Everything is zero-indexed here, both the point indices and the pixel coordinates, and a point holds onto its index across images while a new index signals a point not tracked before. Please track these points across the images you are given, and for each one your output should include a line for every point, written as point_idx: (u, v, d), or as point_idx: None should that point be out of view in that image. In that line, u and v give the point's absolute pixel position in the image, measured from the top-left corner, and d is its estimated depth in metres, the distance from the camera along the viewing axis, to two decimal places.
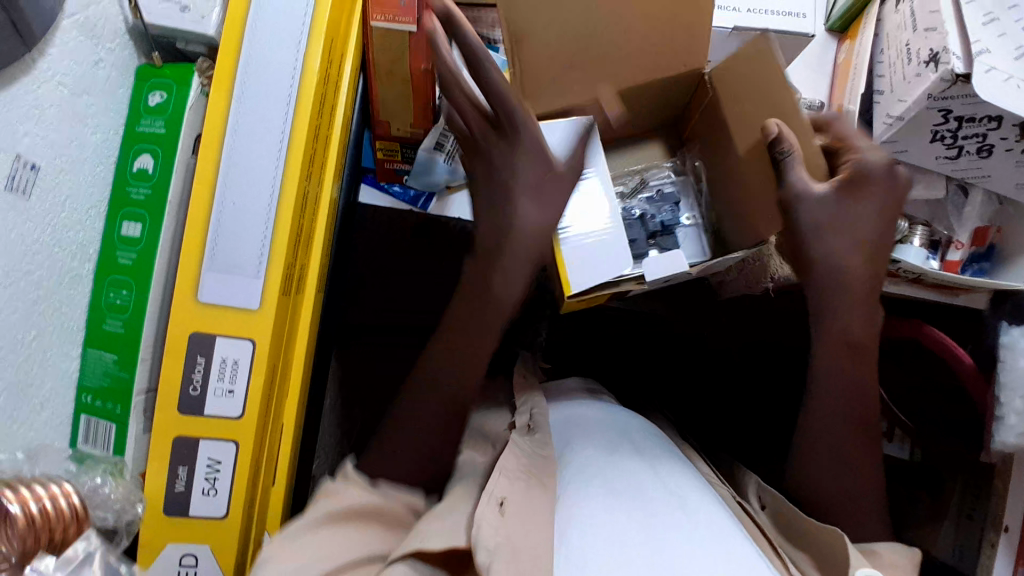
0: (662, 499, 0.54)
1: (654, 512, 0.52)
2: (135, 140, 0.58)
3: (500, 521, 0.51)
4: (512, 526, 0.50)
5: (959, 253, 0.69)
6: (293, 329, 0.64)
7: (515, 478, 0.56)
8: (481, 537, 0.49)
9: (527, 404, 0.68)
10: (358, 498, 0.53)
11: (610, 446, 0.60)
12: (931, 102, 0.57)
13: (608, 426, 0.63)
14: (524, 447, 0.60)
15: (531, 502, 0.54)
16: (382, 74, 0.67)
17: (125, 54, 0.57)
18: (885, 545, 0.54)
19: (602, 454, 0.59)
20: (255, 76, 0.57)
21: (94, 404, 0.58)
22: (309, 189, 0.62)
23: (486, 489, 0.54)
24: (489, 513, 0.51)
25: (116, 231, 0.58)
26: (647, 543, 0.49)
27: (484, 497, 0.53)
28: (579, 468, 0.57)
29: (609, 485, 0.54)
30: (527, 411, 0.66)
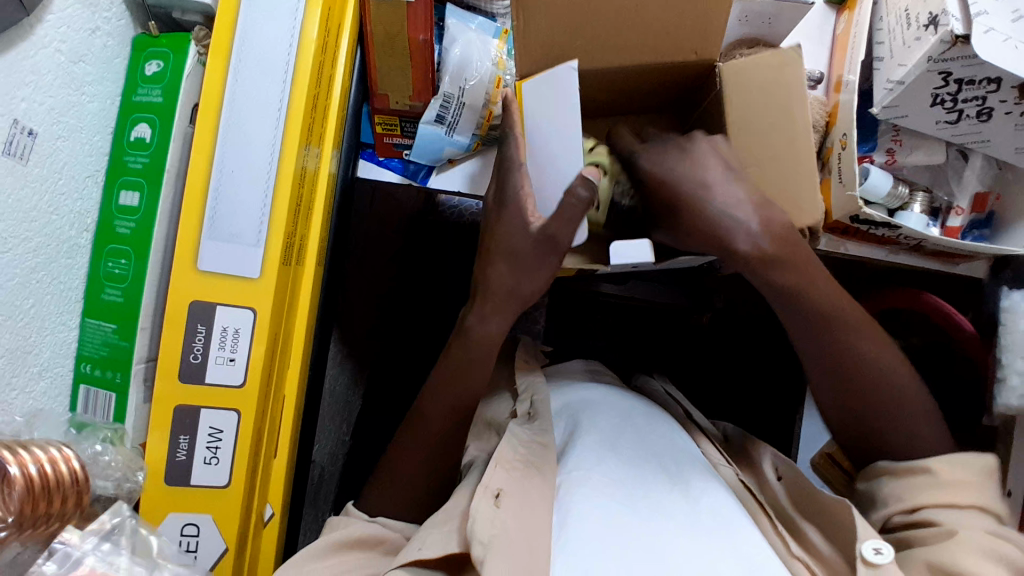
0: (663, 485, 0.54)
1: (657, 501, 0.52)
2: (132, 109, 0.58)
3: (496, 515, 0.51)
4: (508, 518, 0.50)
5: (960, 219, 0.68)
6: (293, 304, 0.64)
7: (512, 467, 0.56)
8: (476, 531, 0.49)
9: (528, 389, 0.69)
10: (355, 530, 0.58)
11: (615, 432, 0.60)
12: (931, 65, 0.57)
13: (613, 411, 0.64)
14: (521, 435, 0.61)
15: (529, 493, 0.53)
16: (381, 45, 0.67)
17: (121, 24, 0.57)
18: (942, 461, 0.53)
19: (604, 432, 0.59)
20: (253, 45, 0.56)
21: (94, 373, 0.58)
22: (308, 160, 0.62)
23: (483, 482, 0.54)
24: (484, 509, 0.51)
25: (113, 201, 0.58)
26: (643, 519, 0.50)
27: (480, 491, 0.52)
28: (583, 455, 0.57)
29: (611, 478, 0.54)
30: (529, 399, 0.67)
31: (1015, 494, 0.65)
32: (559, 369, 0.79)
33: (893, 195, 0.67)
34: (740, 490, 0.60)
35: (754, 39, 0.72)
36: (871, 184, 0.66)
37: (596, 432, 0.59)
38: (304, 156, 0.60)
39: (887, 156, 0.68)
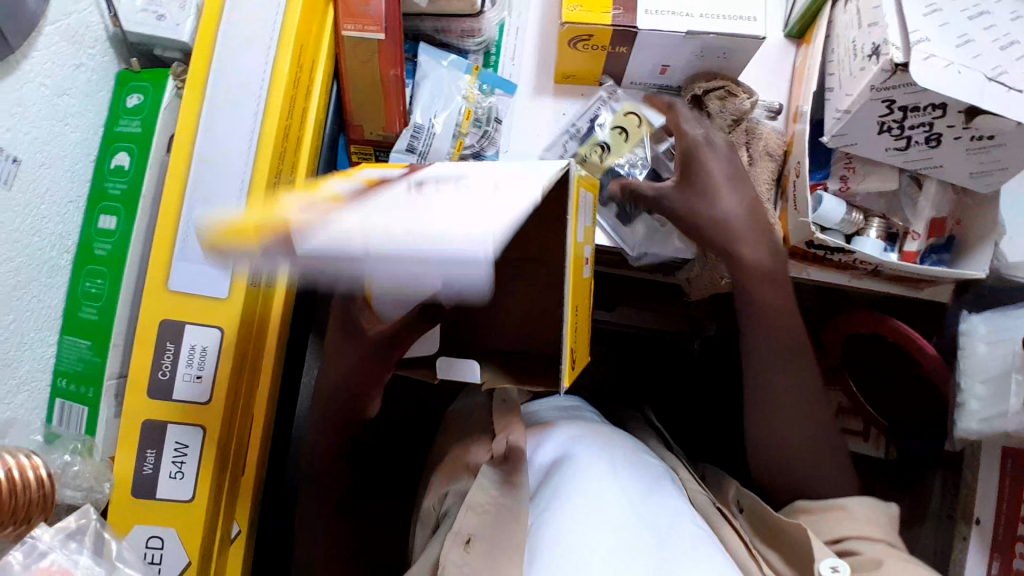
0: (631, 522, 0.52)
1: (623, 539, 0.50)
2: (114, 139, 0.62)
3: (464, 560, 0.53)
4: (478, 564, 0.52)
5: (916, 244, 0.70)
6: (263, 325, 0.67)
7: (483, 512, 0.56)
8: None
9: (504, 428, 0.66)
10: None
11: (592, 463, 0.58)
12: (874, 93, 0.59)
13: (592, 442, 0.62)
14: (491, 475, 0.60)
15: (497, 534, 0.54)
16: (355, 80, 0.71)
17: (105, 60, 0.61)
18: (858, 500, 0.58)
19: (580, 456, 0.59)
20: (225, 80, 0.60)
21: (68, 388, 0.60)
22: (280, 188, 0.65)
23: (453, 529, 0.55)
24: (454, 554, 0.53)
25: (93, 224, 0.61)
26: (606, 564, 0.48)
27: (449, 537, 0.54)
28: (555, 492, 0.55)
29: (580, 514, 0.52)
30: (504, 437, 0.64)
31: (983, 522, 0.67)
32: (533, 412, 0.79)
33: (848, 220, 0.69)
34: (726, 538, 0.57)
35: (712, 72, 0.75)
36: (823, 211, 0.68)
37: (579, 457, 0.58)
38: (275, 184, 0.63)
39: (841, 183, 0.70)
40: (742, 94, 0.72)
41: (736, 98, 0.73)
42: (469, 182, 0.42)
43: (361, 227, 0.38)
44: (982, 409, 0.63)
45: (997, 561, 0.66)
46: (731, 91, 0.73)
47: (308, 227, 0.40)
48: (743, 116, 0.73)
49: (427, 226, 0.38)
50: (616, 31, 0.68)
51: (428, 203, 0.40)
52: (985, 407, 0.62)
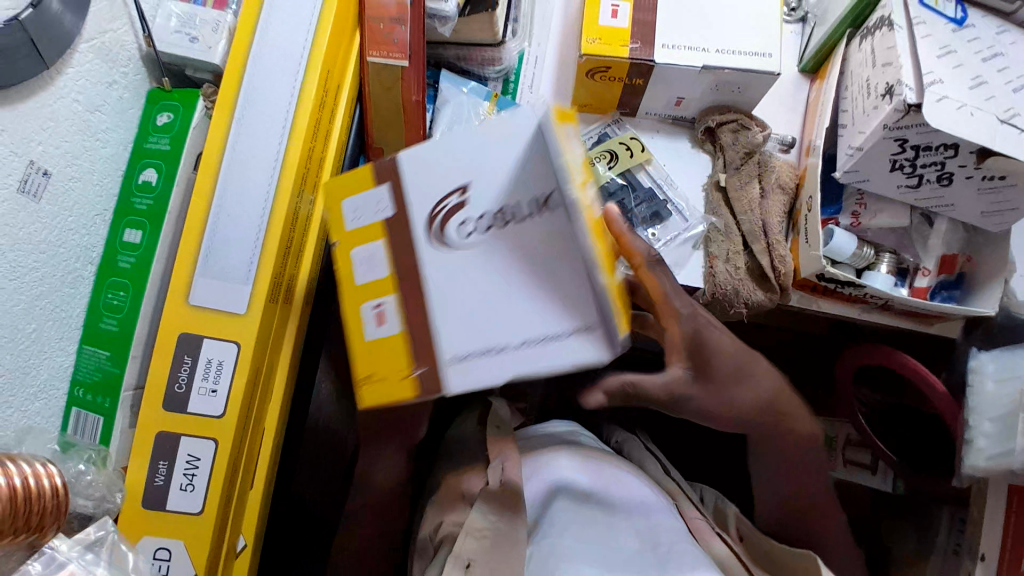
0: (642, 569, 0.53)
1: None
2: (142, 155, 0.63)
3: None
4: None
5: (926, 280, 0.71)
6: (279, 341, 0.68)
7: (482, 536, 0.56)
8: None
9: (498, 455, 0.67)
10: None
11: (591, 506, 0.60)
12: (887, 132, 0.61)
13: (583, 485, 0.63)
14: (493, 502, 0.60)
15: (496, 562, 0.54)
16: (377, 102, 0.72)
17: (138, 79, 0.63)
18: None
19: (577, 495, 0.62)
20: (253, 101, 0.62)
21: (85, 397, 0.61)
22: (301, 206, 0.66)
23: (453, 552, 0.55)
24: None
25: (118, 237, 0.63)
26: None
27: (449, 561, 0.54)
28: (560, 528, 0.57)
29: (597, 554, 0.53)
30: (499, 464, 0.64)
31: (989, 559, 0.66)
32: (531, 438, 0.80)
33: (859, 255, 0.70)
34: (728, 561, 0.59)
35: (726, 104, 0.76)
36: (835, 246, 0.69)
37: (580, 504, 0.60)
38: (297, 200, 0.65)
39: (852, 219, 0.71)
40: (755, 128, 0.75)
41: (750, 131, 0.75)
42: (483, 189, 0.43)
43: (490, 338, 0.42)
44: (989, 446, 0.62)
45: None
46: (744, 124, 0.75)
47: (421, 352, 0.43)
48: (756, 149, 0.75)
49: (518, 300, 0.42)
50: (633, 64, 0.70)
51: (489, 267, 0.43)
52: (991, 444, 0.62)
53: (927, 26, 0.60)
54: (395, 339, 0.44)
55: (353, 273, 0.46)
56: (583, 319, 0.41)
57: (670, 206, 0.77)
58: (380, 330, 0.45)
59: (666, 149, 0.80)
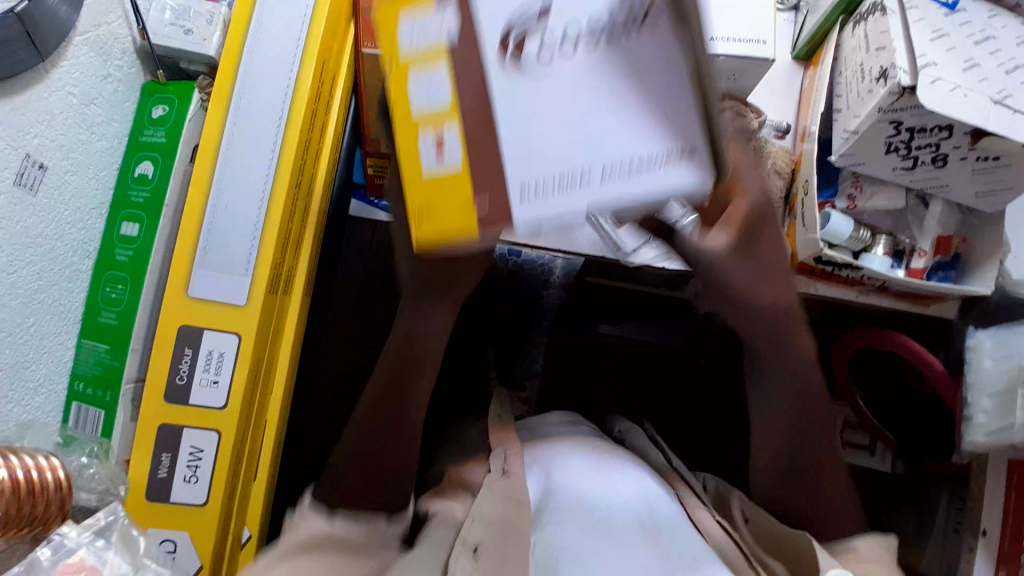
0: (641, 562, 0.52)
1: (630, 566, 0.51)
2: (138, 148, 0.63)
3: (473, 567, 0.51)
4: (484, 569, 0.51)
5: (923, 261, 0.71)
6: (278, 335, 0.68)
7: (490, 524, 0.55)
8: None
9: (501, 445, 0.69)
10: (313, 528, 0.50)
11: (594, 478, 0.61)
12: (882, 115, 0.61)
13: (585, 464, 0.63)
14: (495, 489, 0.60)
15: (506, 547, 0.53)
16: (371, 94, 0.72)
17: (132, 72, 0.63)
18: (865, 541, 0.56)
19: (581, 474, 0.61)
20: (249, 94, 0.62)
21: (85, 392, 0.61)
22: (298, 199, 0.66)
23: (461, 535, 0.54)
24: (462, 564, 0.51)
25: (116, 230, 0.62)
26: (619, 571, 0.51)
27: (458, 545, 0.53)
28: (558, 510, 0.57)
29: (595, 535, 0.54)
30: (502, 452, 0.67)
31: (990, 535, 0.67)
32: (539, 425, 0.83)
33: (856, 237, 0.70)
34: (719, 539, 0.59)
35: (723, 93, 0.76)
36: (832, 229, 0.68)
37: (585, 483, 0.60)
38: (295, 191, 0.65)
39: (848, 202, 0.71)
40: (751, 113, 0.74)
41: (747, 117, 0.74)
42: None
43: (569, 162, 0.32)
44: (989, 422, 0.63)
45: None
46: (741, 110, 0.75)
47: (486, 178, 0.32)
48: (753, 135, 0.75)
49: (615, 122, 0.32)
50: None
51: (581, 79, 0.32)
52: (991, 420, 0.63)
53: (920, 10, 0.60)
54: (452, 174, 0.33)
55: (407, 98, 0.34)
56: (684, 137, 0.31)
57: None
58: (438, 162, 0.33)
59: None
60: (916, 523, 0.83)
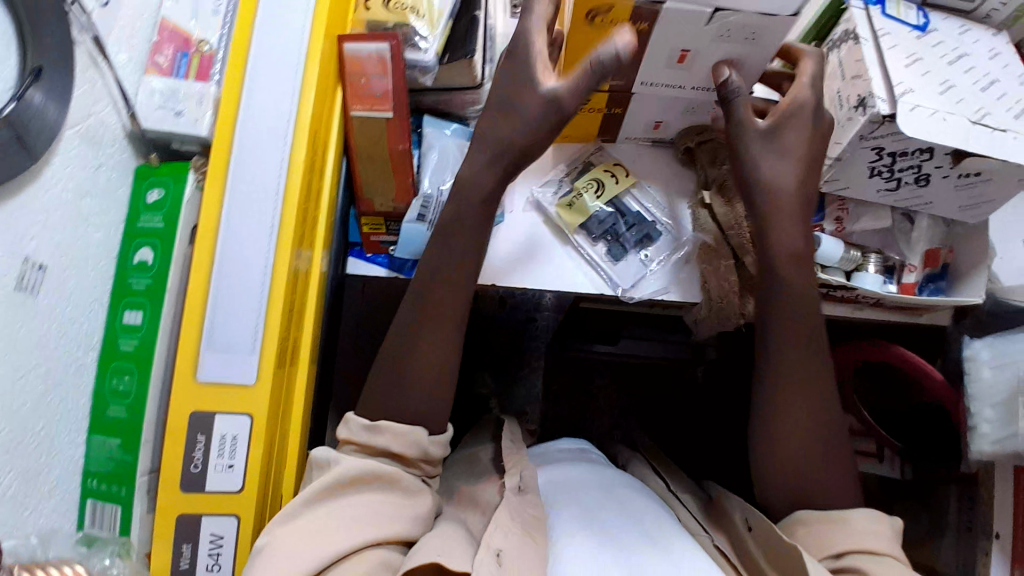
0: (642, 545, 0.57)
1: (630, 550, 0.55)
2: (135, 235, 0.62)
3: (499, 572, 0.53)
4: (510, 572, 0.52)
5: (913, 275, 0.73)
6: (289, 409, 0.67)
7: (512, 531, 0.57)
8: None
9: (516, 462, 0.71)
10: (352, 466, 0.57)
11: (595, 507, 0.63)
12: (863, 142, 0.63)
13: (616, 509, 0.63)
14: (514, 502, 0.63)
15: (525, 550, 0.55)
16: (362, 155, 0.73)
17: (123, 157, 0.62)
18: (860, 513, 0.58)
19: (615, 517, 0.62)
20: (245, 170, 0.61)
21: (99, 488, 0.59)
22: (300, 268, 0.66)
23: (485, 541, 0.56)
24: (487, 564, 0.53)
25: (118, 320, 0.61)
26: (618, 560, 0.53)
27: (482, 547, 0.55)
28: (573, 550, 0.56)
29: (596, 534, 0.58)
30: (518, 470, 0.69)
31: (1003, 537, 0.69)
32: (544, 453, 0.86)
33: (846, 258, 0.71)
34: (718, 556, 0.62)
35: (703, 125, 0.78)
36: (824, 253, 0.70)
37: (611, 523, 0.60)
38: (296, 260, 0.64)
39: (836, 224, 0.73)
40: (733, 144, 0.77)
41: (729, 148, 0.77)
42: None
43: None
44: (993, 431, 0.65)
45: (1019, 574, 0.67)
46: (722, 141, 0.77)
47: None
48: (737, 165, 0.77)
49: None
50: (613, 94, 0.72)
51: None
52: (995, 430, 0.65)
53: (892, 37, 0.63)
54: None
55: None
56: None
57: (659, 228, 0.79)
58: None
59: (653, 174, 0.82)
60: (927, 523, 0.85)
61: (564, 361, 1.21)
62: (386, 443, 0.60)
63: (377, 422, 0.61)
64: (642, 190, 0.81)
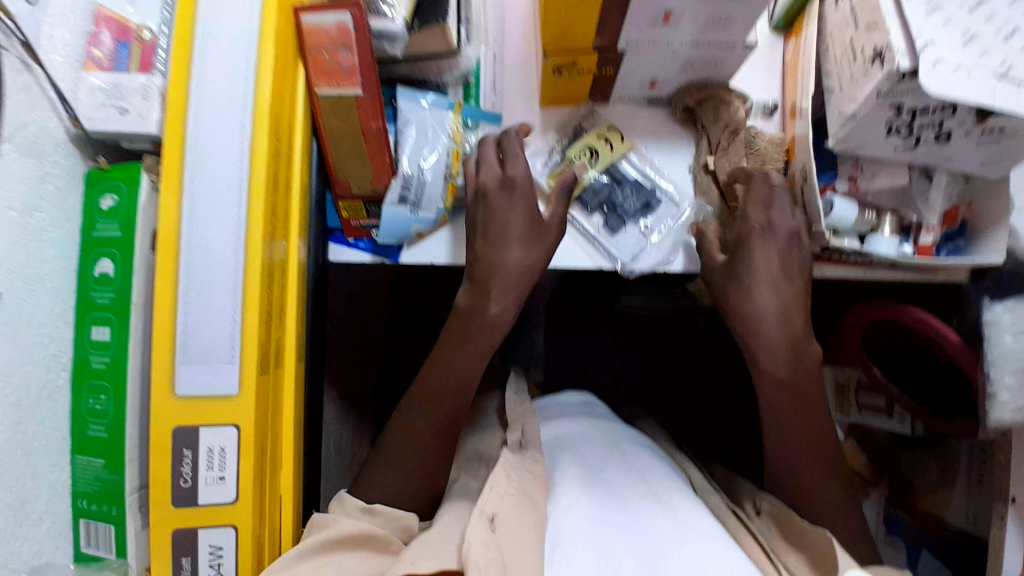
0: (647, 507, 0.55)
1: (634, 518, 0.53)
2: (93, 245, 0.58)
3: (492, 538, 0.52)
4: (503, 540, 0.51)
5: (931, 236, 0.68)
6: (279, 408, 0.65)
7: (508, 491, 0.57)
8: (471, 554, 0.50)
9: (517, 419, 0.72)
10: (348, 524, 0.60)
11: (598, 466, 0.62)
12: (881, 99, 0.57)
13: (620, 463, 0.62)
14: (513, 458, 0.62)
15: (522, 517, 0.54)
16: (333, 134, 0.67)
17: (70, 163, 0.58)
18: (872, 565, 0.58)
19: (621, 469, 0.61)
20: (204, 166, 0.56)
21: (90, 508, 0.59)
22: (274, 266, 0.62)
23: (478, 506, 0.55)
24: (479, 531, 0.52)
25: (86, 336, 0.58)
26: (630, 543, 0.50)
27: (475, 513, 0.54)
28: (574, 527, 0.53)
29: (597, 500, 0.56)
30: (519, 426, 0.70)
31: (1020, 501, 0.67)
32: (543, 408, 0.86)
33: (862, 219, 0.68)
34: (723, 512, 0.63)
35: (703, 79, 0.71)
36: (836, 215, 0.66)
37: (616, 484, 0.58)
38: (270, 248, 0.60)
39: (851, 183, 0.69)
40: (735, 102, 0.70)
41: (729, 107, 0.70)
42: None
43: None
44: (1015, 399, 0.63)
45: None
46: (725, 99, 0.70)
47: None
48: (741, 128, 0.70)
49: None
50: (600, 54, 0.65)
51: None
52: (1016, 397, 0.63)
53: None
54: None
55: None
56: None
57: (659, 194, 0.74)
58: None
59: (650, 132, 0.75)
60: (939, 477, 0.84)
61: (566, 319, 1.19)
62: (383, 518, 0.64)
63: (372, 506, 0.64)
64: (637, 153, 0.75)
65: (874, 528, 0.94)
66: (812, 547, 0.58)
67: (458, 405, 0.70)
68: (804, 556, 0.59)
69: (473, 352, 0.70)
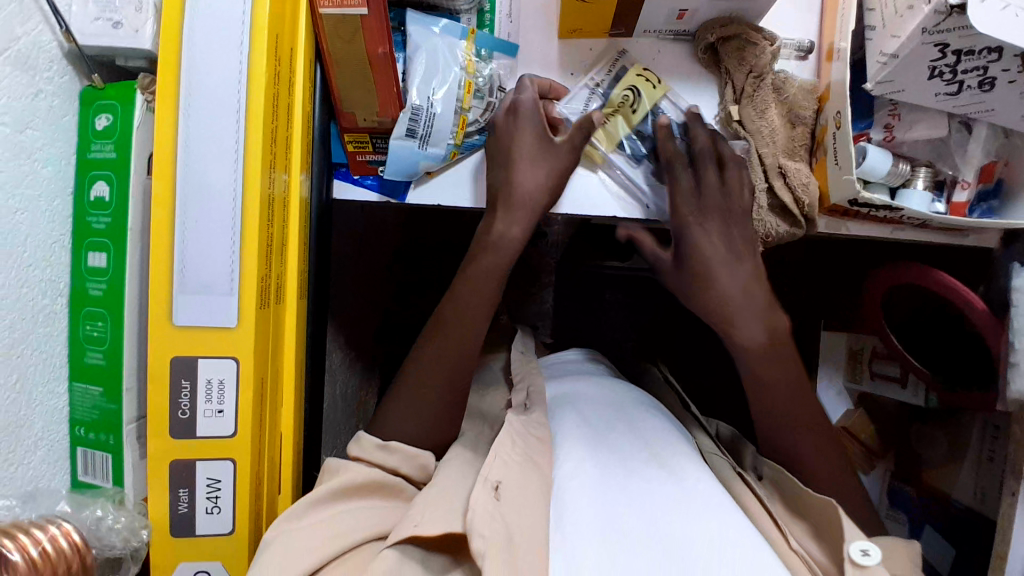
0: (649, 469, 0.53)
1: (638, 482, 0.51)
2: (88, 167, 0.56)
3: (496, 507, 0.51)
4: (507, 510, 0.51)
5: (965, 194, 0.64)
6: (279, 346, 0.64)
7: (511, 460, 0.56)
8: (476, 522, 0.50)
9: (524, 378, 0.71)
10: (357, 474, 0.60)
11: (607, 427, 0.59)
12: (926, 36, 0.53)
13: (623, 425, 0.60)
14: (517, 425, 0.60)
15: (528, 486, 0.53)
16: (338, 61, 0.63)
17: (65, 80, 0.55)
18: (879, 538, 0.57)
19: (624, 428, 0.59)
20: (202, 86, 0.54)
21: (87, 436, 0.59)
22: (274, 197, 0.59)
23: (483, 474, 0.54)
24: (483, 500, 0.52)
25: (82, 263, 0.57)
26: (637, 513, 0.48)
27: (479, 480, 0.53)
28: (579, 489, 0.51)
29: (602, 463, 0.53)
30: (524, 387, 0.69)
31: None
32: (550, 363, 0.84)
33: (895, 173, 0.64)
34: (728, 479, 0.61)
35: (729, 14, 0.66)
36: (869, 165, 0.62)
37: (619, 444, 0.56)
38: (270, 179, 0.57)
39: (886, 133, 0.65)
40: (763, 41, 0.66)
41: (757, 47, 0.66)
42: None
43: None
44: None
45: None
46: (750, 37, 0.66)
47: None
48: (766, 70, 0.67)
49: None
50: None
51: None
52: None
53: None
54: None
55: None
56: None
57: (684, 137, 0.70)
58: None
59: (674, 74, 0.71)
60: (949, 449, 0.82)
61: (577, 275, 1.17)
62: (396, 463, 0.63)
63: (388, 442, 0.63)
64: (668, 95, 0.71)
65: (877, 500, 0.91)
66: (820, 519, 0.56)
67: (468, 351, 0.67)
68: (808, 519, 0.58)
69: (477, 300, 0.68)
